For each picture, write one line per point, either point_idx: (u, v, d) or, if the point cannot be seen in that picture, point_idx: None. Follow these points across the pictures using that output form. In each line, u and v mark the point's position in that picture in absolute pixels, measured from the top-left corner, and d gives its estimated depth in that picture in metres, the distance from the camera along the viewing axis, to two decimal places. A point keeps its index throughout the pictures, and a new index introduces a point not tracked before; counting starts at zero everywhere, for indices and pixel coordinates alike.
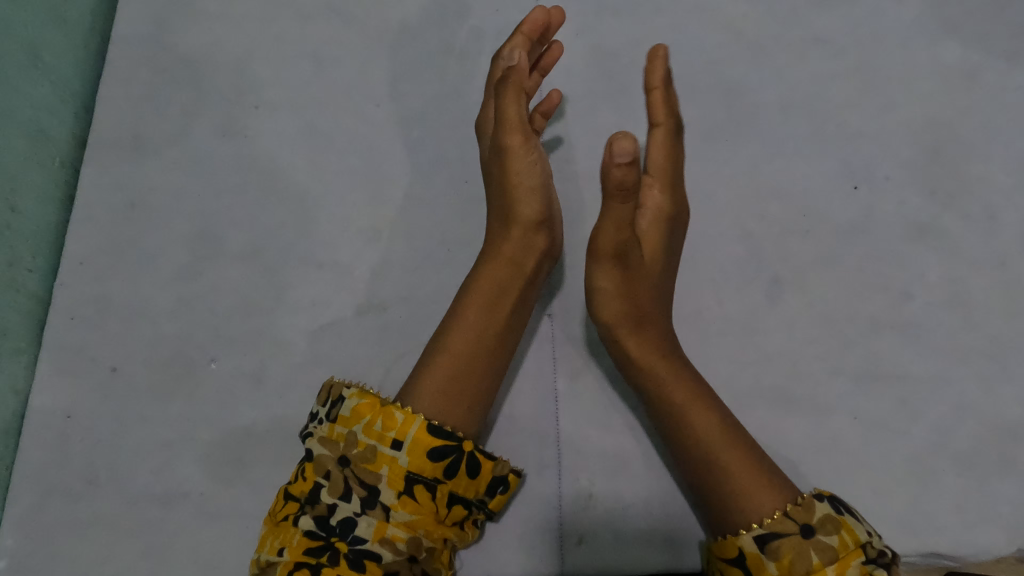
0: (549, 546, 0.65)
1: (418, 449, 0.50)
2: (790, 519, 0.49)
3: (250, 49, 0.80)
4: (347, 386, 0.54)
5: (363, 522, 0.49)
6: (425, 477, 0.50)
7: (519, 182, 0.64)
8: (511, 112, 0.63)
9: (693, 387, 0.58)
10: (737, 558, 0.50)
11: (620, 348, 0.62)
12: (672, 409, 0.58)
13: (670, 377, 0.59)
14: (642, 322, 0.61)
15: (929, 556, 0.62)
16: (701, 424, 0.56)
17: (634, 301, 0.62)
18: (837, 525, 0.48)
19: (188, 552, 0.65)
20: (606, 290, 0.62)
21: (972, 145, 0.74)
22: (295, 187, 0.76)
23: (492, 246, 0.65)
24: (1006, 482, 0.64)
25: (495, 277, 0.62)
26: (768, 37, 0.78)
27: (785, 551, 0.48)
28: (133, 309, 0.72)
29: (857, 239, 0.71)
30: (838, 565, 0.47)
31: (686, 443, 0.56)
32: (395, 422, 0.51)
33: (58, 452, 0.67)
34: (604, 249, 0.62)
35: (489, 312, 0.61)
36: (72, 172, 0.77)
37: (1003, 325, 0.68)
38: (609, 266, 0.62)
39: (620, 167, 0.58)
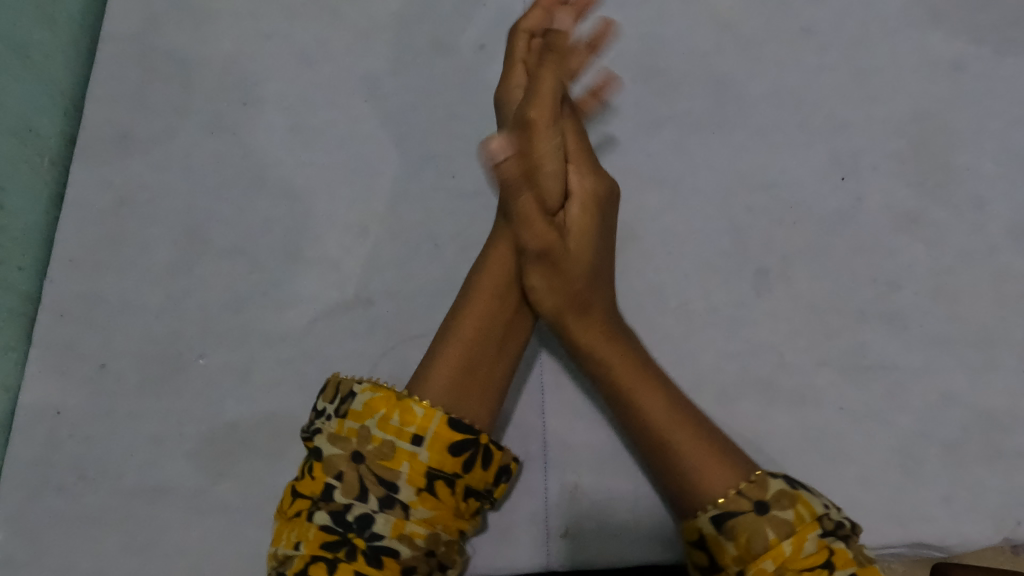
0: (535, 538, 0.65)
1: (438, 443, 0.51)
2: (744, 496, 0.49)
3: (238, 46, 0.81)
4: (359, 381, 0.53)
5: (381, 519, 0.49)
6: (445, 473, 0.50)
7: (542, 165, 0.58)
8: (516, 93, 0.65)
9: (644, 369, 0.58)
10: (700, 541, 0.51)
11: (565, 333, 0.61)
12: (620, 390, 0.58)
13: (615, 359, 0.58)
14: (585, 309, 0.60)
15: (914, 546, 0.62)
16: (649, 407, 0.56)
17: (570, 288, 0.59)
18: (792, 500, 0.48)
19: (177, 546, 0.66)
20: (540, 289, 0.60)
21: (961, 135, 0.74)
22: (283, 182, 0.76)
23: (498, 227, 0.65)
24: (994, 472, 0.64)
25: (500, 261, 0.62)
26: (756, 29, 0.78)
27: (740, 530, 0.48)
28: (122, 306, 0.72)
29: (844, 230, 0.71)
30: (794, 540, 0.47)
31: (635, 427, 0.56)
32: (415, 418, 0.51)
33: (48, 447, 0.68)
34: (531, 247, 0.58)
35: (499, 301, 0.61)
36: (62, 170, 0.77)
37: (991, 314, 0.68)
38: (542, 266, 0.59)
39: (500, 164, 0.54)
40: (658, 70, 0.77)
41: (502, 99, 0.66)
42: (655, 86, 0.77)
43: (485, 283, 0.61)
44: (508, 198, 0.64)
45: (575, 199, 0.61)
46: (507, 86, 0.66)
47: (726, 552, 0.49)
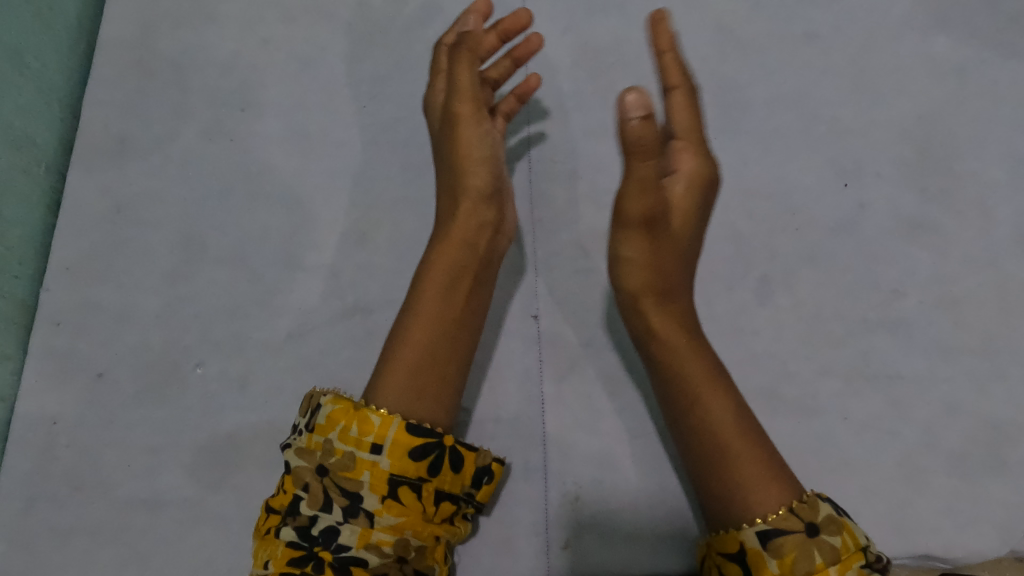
0: (535, 549, 0.64)
1: (398, 450, 0.49)
2: (796, 516, 0.48)
3: (236, 51, 0.80)
4: (323, 393, 0.53)
5: (346, 530, 0.49)
6: (408, 478, 0.49)
7: (467, 154, 0.62)
8: (463, 81, 0.62)
9: (708, 366, 0.56)
10: (738, 554, 0.49)
11: (639, 319, 0.60)
12: (687, 385, 0.56)
13: (685, 354, 0.57)
14: (665, 292, 0.59)
15: (920, 558, 0.61)
16: (715, 410, 0.54)
17: (660, 272, 0.59)
18: (840, 527, 0.48)
19: (174, 558, 0.65)
20: (634, 259, 0.59)
21: (966, 141, 0.73)
22: (281, 189, 0.75)
23: (443, 225, 0.62)
24: (999, 482, 0.63)
25: (449, 260, 0.59)
26: (757, 33, 0.78)
27: (789, 549, 0.47)
28: (119, 314, 0.72)
29: (847, 237, 0.71)
30: (840, 567, 0.46)
31: (698, 429, 0.54)
32: (372, 426, 0.50)
33: (44, 458, 0.67)
34: (634, 215, 0.56)
35: (447, 299, 0.58)
36: (58, 176, 0.77)
37: (997, 322, 0.67)
38: (639, 235, 0.58)
39: (634, 122, 0.49)
40: (659, 75, 0.76)
41: (452, 86, 0.63)
42: (655, 90, 0.76)
43: (433, 283, 0.58)
44: (450, 194, 0.62)
45: (682, 178, 0.61)
46: (456, 72, 0.63)
47: (767, 570, 0.47)
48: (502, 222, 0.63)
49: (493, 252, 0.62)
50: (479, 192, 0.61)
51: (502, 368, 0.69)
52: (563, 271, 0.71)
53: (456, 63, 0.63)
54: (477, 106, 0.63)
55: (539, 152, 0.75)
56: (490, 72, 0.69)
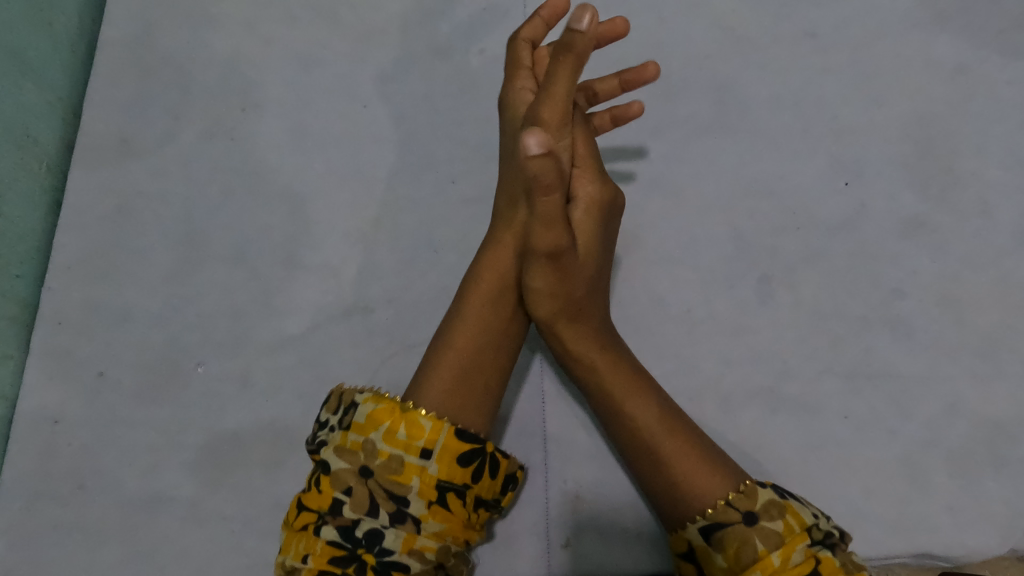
0: (536, 548, 0.64)
1: (447, 456, 0.50)
2: (733, 507, 0.49)
3: (237, 51, 0.80)
4: (363, 393, 0.52)
5: (390, 535, 0.48)
6: (456, 485, 0.50)
7: (535, 163, 0.60)
8: (518, 91, 0.64)
9: (629, 371, 0.58)
10: (689, 551, 0.51)
11: (558, 341, 0.58)
12: (603, 391, 0.57)
13: (604, 366, 0.57)
14: (578, 315, 0.56)
15: (919, 556, 0.62)
16: (636, 409, 0.55)
17: (571, 295, 0.55)
18: (782, 510, 0.48)
19: (174, 556, 0.65)
20: (540, 291, 0.54)
21: (968, 140, 0.73)
22: (282, 188, 0.76)
23: (501, 229, 0.64)
24: (1000, 482, 0.63)
25: (500, 264, 0.60)
26: (758, 32, 0.77)
27: (730, 542, 0.48)
28: (120, 312, 0.72)
29: (847, 236, 0.71)
30: (781, 552, 0.47)
31: (625, 425, 0.56)
32: (422, 431, 0.50)
33: (46, 456, 0.68)
34: (539, 248, 0.51)
35: (493, 305, 0.60)
36: (60, 176, 0.77)
37: (997, 321, 0.67)
38: (546, 268, 0.52)
39: (536, 158, 0.43)
40: (660, 74, 0.76)
41: (505, 94, 0.65)
42: (657, 89, 0.76)
43: (481, 287, 0.60)
44: (508, 195, 0.64)
45: (581, 204, 0.59)
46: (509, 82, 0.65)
47: (715, 563, 0.49)
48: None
49: None
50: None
51: None
52: None
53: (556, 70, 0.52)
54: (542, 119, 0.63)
55: None
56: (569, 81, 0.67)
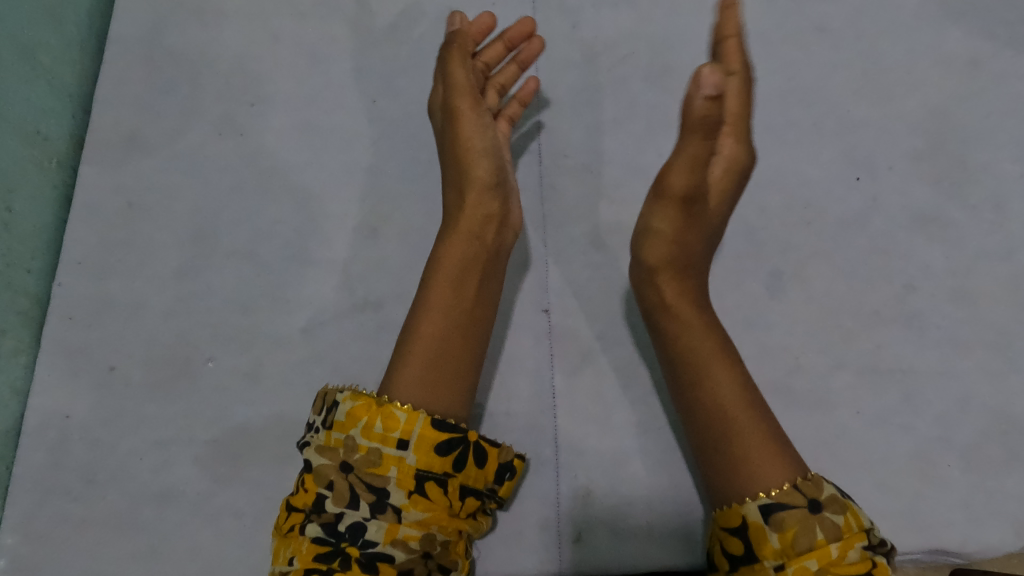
0: (547, 544, 0.64)
1: (424, 445, 0.50)
2: (799, 492, 0.48)
3: (246, 47, 0.80)
4: (339, 390, 0.52)
5: (373, 526, 0.49)
6: (434, 473, 0.50)
7: (470, 147, 0.62)
8: (459, 76, 0.63)
9: (718, 343, 0.57)
10: (739, 528, 0.49)
11: (653, 292, 0.60)
12: (694, 357, 0.57)
13: (697, 328, 0.58)
14: (685, 271, 0.60)
15: (934, 553, 0.61)
16: (722, 384, 0.55)
17: (684, 248, 0.60)
18: (844, 507, 0.48)
19: (186, 551, 0.65)
20: (660, 233, 0.59)
21: (980, 134, 0.72)
22: (292, 183, 0.76)
23: (450, 221, 0.63)
24: (1015, 478, 0.63)
25: (457, 254, 0.61)
26: (767, 27, 0.77)
27: (790, 523, 0.47)
28: (130, 309, 0.72)
29: (859, 231, 0.70)
30: (840, 545, 0.46)
31: (704, 399, 0.55)
32: (397, 422, 0.50)
33: (57, 451, 0.68)
34: (675, 190, 0.56)
35: (454, 295, 0.59)
36: (69, 172, 0.77)
37: (1009, 315, 0.67)
38: (670, 209, 0.58)
39: (701, 101, 0.48)
40: (670, 70, 0.76)
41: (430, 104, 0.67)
42: (667, 85, 0.76)
43: (442, 276, 0.59)
44: (456, 188, 0.63)
45: (722, 163, 0.59)
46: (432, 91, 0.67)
47: (767, 543, 0.47)
48: (507, 216, 0.64)
49: (501, 244, 0.63)
50: (485, 183, 0.62)
51: (512, 362, 0.69)
52: (573, 263, 0.71)
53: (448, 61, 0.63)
54: (476, 99, 0.63)
55: (549, 147, 0.75)
56: (496, 77, 0.71)
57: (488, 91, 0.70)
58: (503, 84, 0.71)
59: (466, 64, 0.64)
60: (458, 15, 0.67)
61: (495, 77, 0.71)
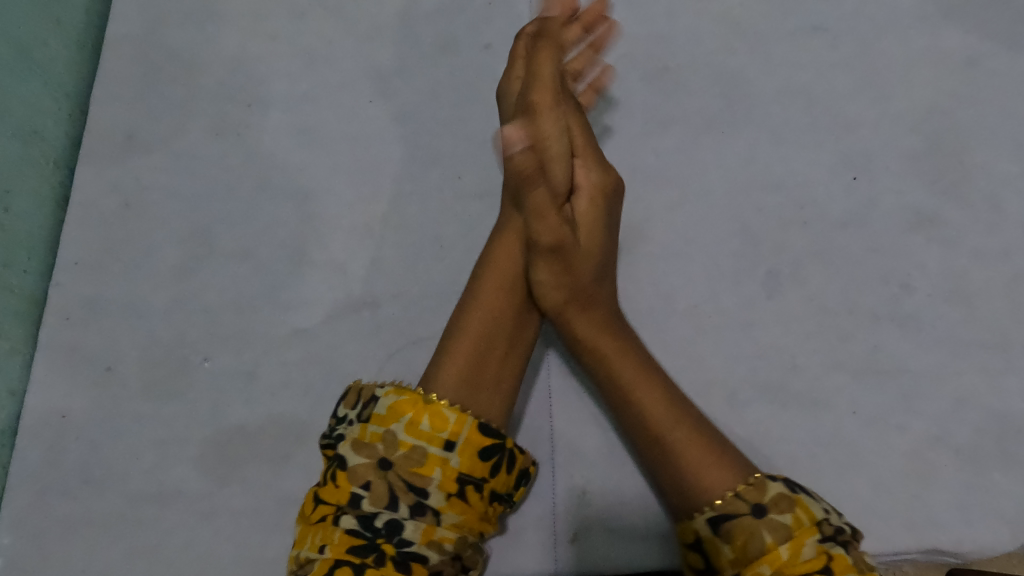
0: (543, 544, 0.64)
1: (469, 449, 0.51)
2: (741, 499, 0.48)
3: (243, 47, 0.80)
4: (381, 386, 0.52)
5: (410, 525, 0.48)
6: (475, 478, 0.51)
7: None
8: (509, 83, 0.63)
9: (641, 365, 0.58)
10: (695, 543, 0.50)
11: (568, 330, 0.61)
12: (621, 387, 0.57)
13: (619, 360, 0.58)
14: (589, 303, 0.60)
15: (930, 553, 0.61)
16: (649, 401, 0.55)
17: (578, 283, 0.59)
18: (791, 504, 0.48)
19: (182, 551, 0.65)
20: (546, 282, 0.58)
21: (977, 134, 0.72)
22: (288, 183, 0.76)
23: (503, 216, 0.64)
24: (1010, 478, 0.63)
25: (510, 252, 0.62)
26: (765, 27, 0.77)
27: (738, 532, 0.47)
28: (127, 308, 0.72)
29: (856, 231, 0.70)
30: (791, 545, 0.46)
31: (637, 425, 0.56)
32: (447, 423, 0.50)
33: (53, 451, 0.68)
34: (543, 243, 0.56)
35: (506, 294, 0.60)
36: (67, 172, 0.77)
37: (1006, 316, 0.67)
38: (552, 264, 0.57)
39: (516, 156, 0.50)
40: (667, 69, 0.76)
41: (498, 88, 0.64)
42: (664, 85, 0.76)
43: (492, 276, 0.61)
44: (511, 183, 0.65)
45: (584, 195, 0.60)
46: (506, 73, 0.63)
47: (723, 555, 0.48)
48: None
49: None
50: None
51: None
52: None
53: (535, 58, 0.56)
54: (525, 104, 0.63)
55: None
56: None
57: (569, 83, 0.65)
58: (579, 70, 0.68)
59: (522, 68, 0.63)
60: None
61: None
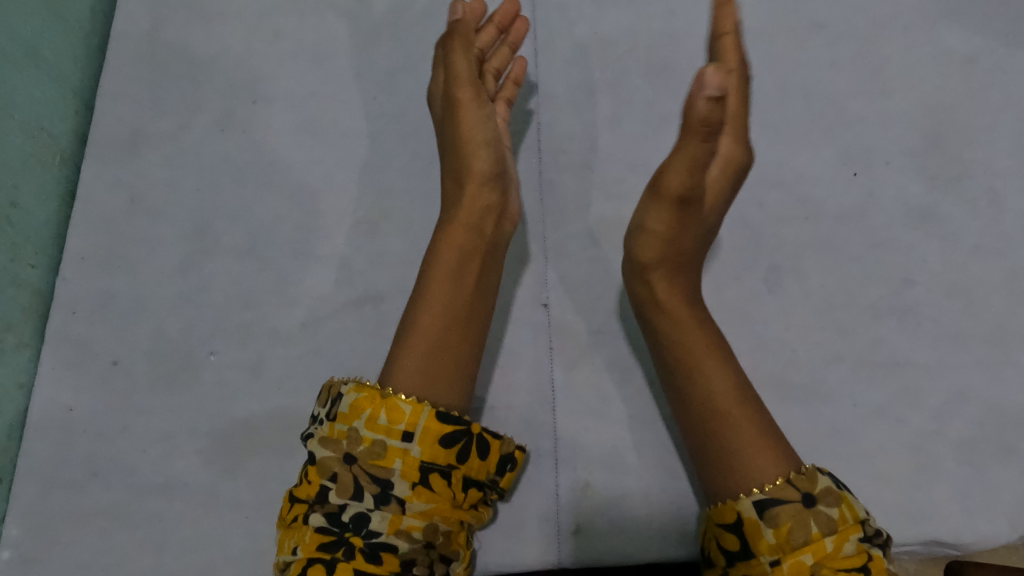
0: (545, 535, 0.65)
1: (429, 437, 0.50)
2: (792, 486, 0.49)
3: (248, 43, 0.81)
4: (343, 383, 0.53)
5: (377, 517, 0.49)
6: (439, 466, 0.50)
7: (469, 138, 0.64)
8: (461, 68, 0.65)
9: (711, 340, 0.58)
10: (735, 524, 0.50)
11: (645, 289, 0.62)
12: (687, 356, 0.58)
13: (686, 325, 0.59)
14: (677, 267, 0.62)
15: (929, 544, 0.62)
16: (714, 377, 0.56)
17: (675, 247, 0.61)
18: (838, 499, 0.48)
19: (189, 542, 0.66)
20: (653, 232, 0.61)
21: (977, 130, 0.73)
22: (293, 179, 0.76)
23: (448, 212, 0.64)
24: (1009, 469, 0.63)
25: (455, 243, 0.62)
26: (766, 23, 0.78)
27: (784, 518, 0.48)
28: (133, 303, 0.72)
29: (856, 225, 0.71)
30: (836, 538, 0.47)
31: (696, 393, 0.56)
32: (402, 414, 0.50)
33: (60, 444, 0.68)
34: (670, 191, 0.58)
35: (455, 283, 0.60)
36: (73, 168, 0.78)
37: (1005, 310, 0.68)
38: (667, 210, 0.59)
39: (703, 101, 0.50)
40: (668, 66, 0.77)
41: (448, 74, 0.65)
42: (666, 81, 0.76)
43: (441, 269, 0.60)
44: (455, 178, 0.65)
45: (719, 160, 0.61)
46: (451, 61, 0.65)
47: (763, 539, 0.48)
48: (505, 207, 0.65)
49: (499, 237, 0.64)
50: (484, 175, 0.64)
51: (511, 355, 0.69)
52: (573, 257, 0.72)
53: (450, 52, 0.65)
54: (478, 91, 0.65)
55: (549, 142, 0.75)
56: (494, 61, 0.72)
57: (486, 76, 0.71)
58: (498, 68, 0.72)
59: (467, 54, 0.65)
60: (458, 4, 0.69)
61: (490, 62, 0.72)
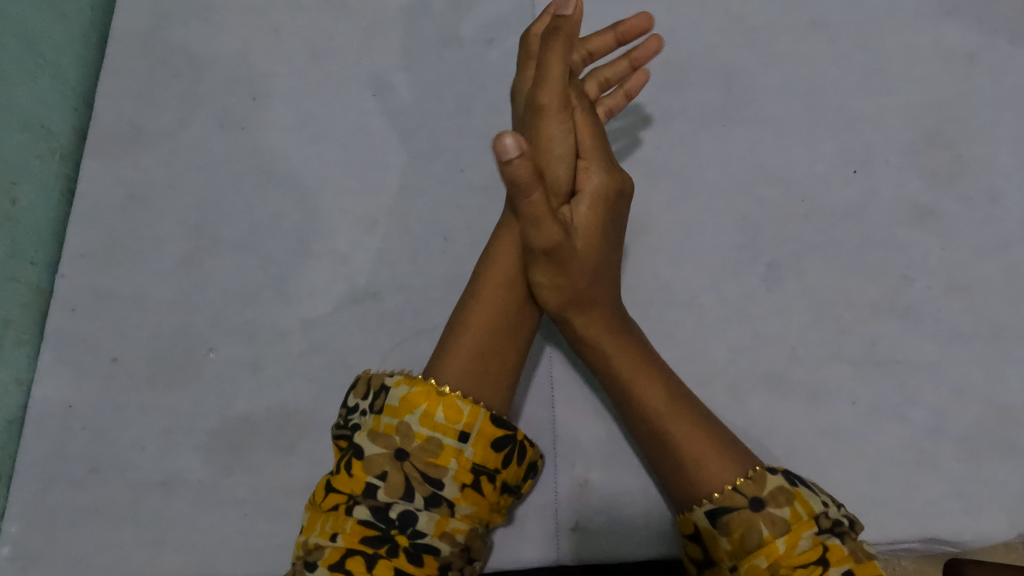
0: (545, 532, 0.65)
1: (482, 441, 0.52)
2: (741, 492, 0.50)
3: (248, 41, 0.81)
4: (393, 376, 0.53)
5: (424, 517, 0.49)
6: (488, 470, 0.52)
7: None
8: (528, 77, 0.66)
9: (640, 352, 0.59)
10: (695, 533, 0.52)
11: (568, 327, 0.60)
12: (620, 378, 0.58)
13: (620, 357, 0.58)
14: (589, 306, 0.58)
15: (928, 541, 0.62)
16: (650, 396, 0.57)
17: (575, 288, 0.57)
18: (790, 497, 0.50)
19: (188, 539, 0.66)
20: (547, 285, 0.57)
21: (976, 128, 0.73)
22: (293, 176, 0.76)
23: (508, 216, 0.65)
24: (1008, 466, 0.63)
25: (513, 247, 0.62)
26: (767, 21, 0.78)
27: (735, 525, 0.49)
28: (133, 300, 0.72)
29: (856, 223, 0.71)
30: (790, 537, 0.48)
31: (638, 417, 0.57)
32: (461, 415, 0.51)
33: (59, 441, 0.68)
34: (534, 247, 0.53)
35: (507, 289, 0.60)
36: (73, 164, 0.77)
37: (1004, 307, 0.67)
38: (544, 264, 0.55)
39: (513, 163, 0.45)
40: (669, 64, 0.77)
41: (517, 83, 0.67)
42: (666, 79, 0.76)
43: (496, 270, 0.61)
44: None
45: (586, 197, 0.59)
46: (522, 68, 0.67)
47: (721, 546, 0.50)
48: None
49: None
50: None
51: None
52: None
53: (547, 51, 0.52)
54: None
55: None
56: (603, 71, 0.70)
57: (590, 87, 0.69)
58: (608, 79, 0.70)
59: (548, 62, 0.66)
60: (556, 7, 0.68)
61: (602, 72, 0.70)
